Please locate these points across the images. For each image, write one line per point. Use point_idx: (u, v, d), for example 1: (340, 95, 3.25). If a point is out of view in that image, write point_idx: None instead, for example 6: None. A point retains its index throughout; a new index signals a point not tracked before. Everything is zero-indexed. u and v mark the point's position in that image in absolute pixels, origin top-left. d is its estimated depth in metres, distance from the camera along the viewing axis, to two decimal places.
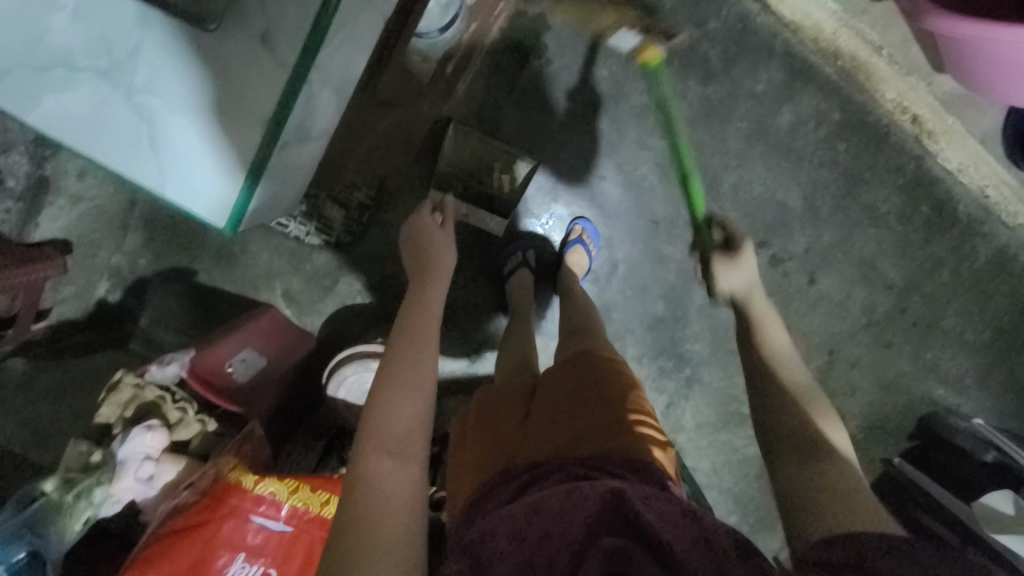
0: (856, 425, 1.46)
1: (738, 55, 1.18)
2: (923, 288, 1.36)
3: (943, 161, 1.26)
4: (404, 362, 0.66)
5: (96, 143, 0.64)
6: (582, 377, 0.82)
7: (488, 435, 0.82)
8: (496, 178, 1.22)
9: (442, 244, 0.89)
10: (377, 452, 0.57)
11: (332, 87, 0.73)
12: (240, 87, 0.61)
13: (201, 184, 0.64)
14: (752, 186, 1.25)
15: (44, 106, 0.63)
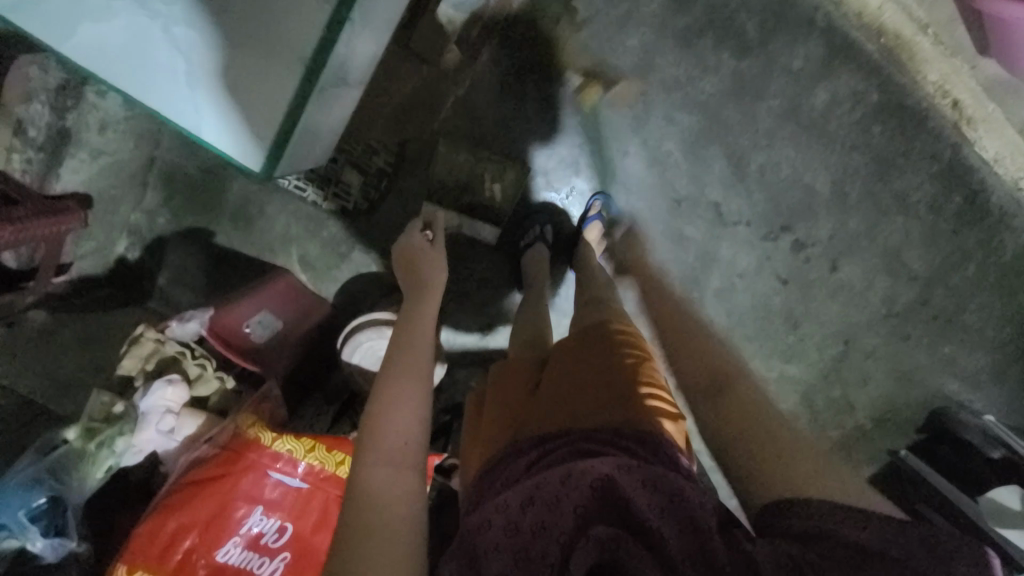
0: (866, 415, 1.46)
1: (775, 30, 1.14)
2: (947, 281, 1.33)
3: (980, 150, 1.21)
4: (402, 366, 0.65)
5: (128, 72, 0.65)
6: (592, 357, 0.80)
7: (494, 416, 0.81)
8: (486, 188, 1.21)
9: (432, 256, 0.91)
10: (375, 455, 0.55)
11: (373, 38, 0.68)
12: (284, 23, 0.59)
13: (239, 127, 0.66)
14: (780, 168, 1.22)
15: (78, 36, 0.64)
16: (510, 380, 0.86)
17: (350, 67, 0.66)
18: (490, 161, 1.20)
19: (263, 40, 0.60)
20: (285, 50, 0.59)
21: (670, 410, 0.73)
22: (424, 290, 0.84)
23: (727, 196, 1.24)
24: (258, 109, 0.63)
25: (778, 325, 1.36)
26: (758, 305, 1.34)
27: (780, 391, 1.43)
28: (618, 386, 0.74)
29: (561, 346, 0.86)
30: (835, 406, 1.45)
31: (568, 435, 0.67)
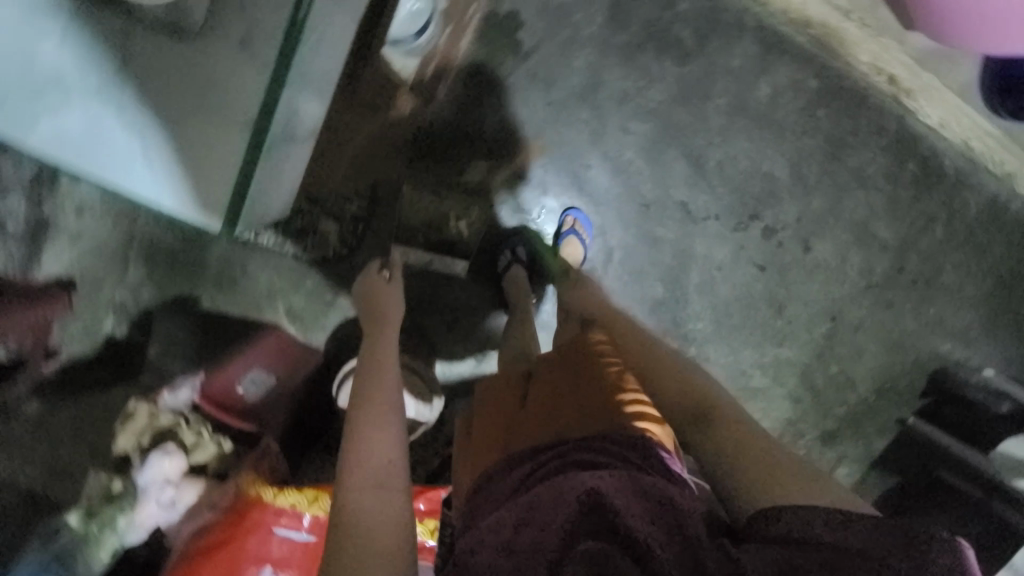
0: (868, 388, 1.51)
1: (709, 35, 1.19)
2: (920, 246, 1.37)
3: (924, 117, 1.27)
4: (372, 398, 0.66)
5: (90, 161, 0.57)
6: (574, 366, 0.82)
7: (483, 432, 0.83)
8: (452, 228, 1.27)
9: (391, 292, 0.93)
10: (356, 484, 0.55)
11: (313, 86, 0.67)
12: (227, 84, 0.55)
13: (194, 188, 0.56)
14: (737, 162, 1.26)
15: (40, 129, 0.57)
16: (497, 393, 0.88)
17: (295, 116, 0.65)
18: (458, 194, 1.26)
19: (207, 105, 0.56)
20: (230, 111, 0.55)
21: (653, 412, 0.74)
22: (392, 326, 0.87)
23: (693, 195, 1.28)
24: (205, 177, 0.56)
25: (764, 310, 1.40)
26: (741, 294, 1.38)
27: (779, 374, 1.47)
28: (603, 394, 0.75)
29: (545, 357, 0.88)
30: (834, 381, 1.50)
31: (559, 445, 0.69)
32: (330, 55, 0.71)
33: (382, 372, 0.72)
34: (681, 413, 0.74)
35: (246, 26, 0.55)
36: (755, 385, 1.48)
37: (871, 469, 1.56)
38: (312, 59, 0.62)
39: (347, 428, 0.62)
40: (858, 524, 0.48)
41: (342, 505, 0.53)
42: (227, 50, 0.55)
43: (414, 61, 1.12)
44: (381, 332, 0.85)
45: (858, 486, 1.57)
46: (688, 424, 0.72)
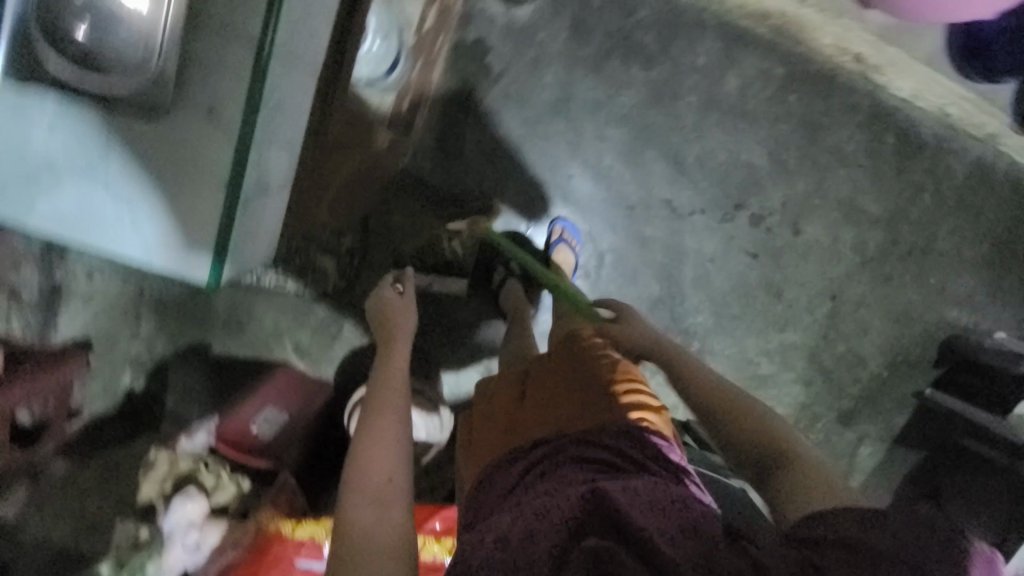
0: (879, 363, 1.50)
1: (672, 35, 1.20)
2: (910, 216, 1.37)
3: (896, 91, 1.27)
4: (377, 415, 0.71)
5: (87, 233, 0.62)
6: (571, 363, 0.84)
7: (484, 429, 0.86)
8: (446, 247, 1.29)
9: (404, 307, 0.97)
10: (360, 500, 0.59)
11: (283, 135, 0.71)
12: (197, 150, 0.59)
13: (182, 248, 0.61)
14: (715, 155, 1.28)
15: (39, 210, 0.61)
16: (497, 391, 0.90)
17: (269, 165, 0.69)
18: (445, 216, 1.29)
19: (184, 171, 0.60)
20: (205, 173, 0.59)
21: (652, 404, 0.78)
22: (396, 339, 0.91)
23: (676, 192, 1.30)
24: (195, 232, 0.60)
25: (761, 297, 1.40)
26: (737, 284, 1.38)
27: (787, 359, 1.47)
28: (600, 391, 0.78)
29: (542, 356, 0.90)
30: (844, 361, 1.49)
31: (556, 440, 0.71)
32: (295, 101, 0.74)
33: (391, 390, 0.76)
34: (755, 454, 0.73)
35: (211, 96, 0.59)
36: (764, 373, 1.47)
37: (895, 446, 1.56)
38: (277, 112, 0.66)
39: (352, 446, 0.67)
40: (895, 521, 0.53)
41: (348, 519, 0.57)
42: (197, 117, 0.59)
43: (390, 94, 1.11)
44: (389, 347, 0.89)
45: (883, 462, 1.57)
46: (750, 448, 0.74)
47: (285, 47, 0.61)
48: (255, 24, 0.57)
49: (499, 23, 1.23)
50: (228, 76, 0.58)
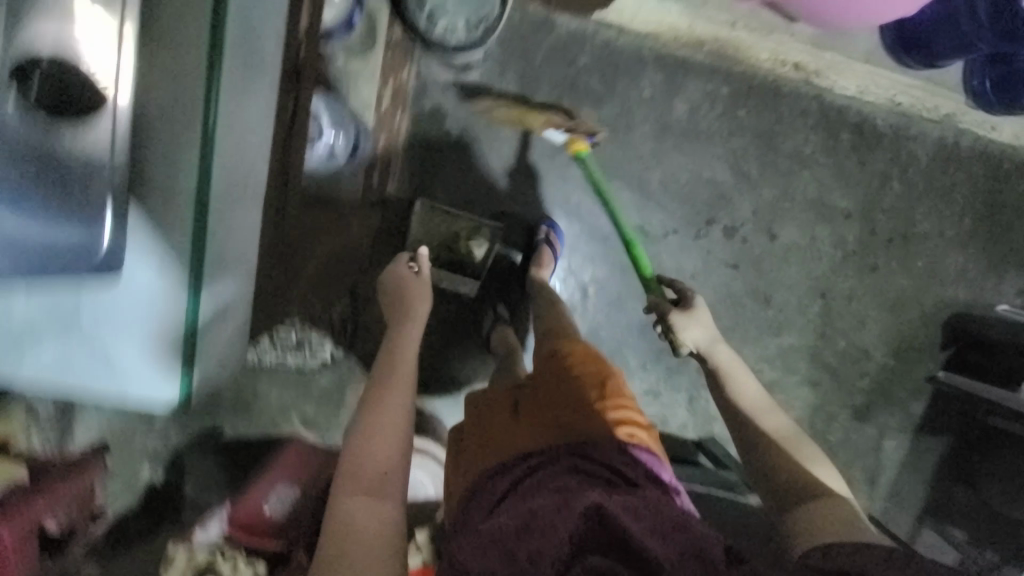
0: (885, 353, 1.48)
1: (614, 74, 1.24)
2: (883, 204, 1.38)
3: (842, 90, 1.30)
4: (381, 405, 0.84)
5: (67, 382, 0.70)
6: (565, 383, 0.89)
7: (476, 442, 0.90)
8: (464, 245, 1.28)
9: (418, 289, 1.07)
10: (352, 491, 0.72)
11: (238, 252, 0.79)
12: (157, 300, 0.68)
13: (151, 382, 0.71)
14: (678, 177, 1.32)
15: (25, 365, 0.68)
16: (490, 402, 0.95)
17: (223, 284, 0.76)
18: (461, 217, 1.27)
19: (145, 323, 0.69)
20: (164, 317, 0.69)
21: (641, 423, 0.86)
22: (408, 324, 1.01)
23: (646, 216, 1.33)
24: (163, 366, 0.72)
25: (750, 305, 1.41)
26: (723, 296, 1.40)
27: (789, 363, 1.46)
28: (593, 413, 0.83)
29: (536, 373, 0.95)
30: (848, 356, 1.47)
31: (549, 451, 0.78)
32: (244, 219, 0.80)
33: (400, 382, 0.88)
34: (789, 490, 0.85)
35: (155, 253, 0.67)
36: (768, 379, 1.46)
37: (920, 435, 1.52)
38: (222, 245, 0.74)
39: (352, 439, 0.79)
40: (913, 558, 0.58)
41: (336, 508, 0.70)
42: (147, 274, 0.67)
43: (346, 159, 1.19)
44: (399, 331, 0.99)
45: (911, 453, 1.53)
46: (781, 480, 0.86)
47: (214, 187, 0.68)
48: (182, 176, 0.65)
49: (449, 86, 1.26)
50: (168, 230, 0.66)
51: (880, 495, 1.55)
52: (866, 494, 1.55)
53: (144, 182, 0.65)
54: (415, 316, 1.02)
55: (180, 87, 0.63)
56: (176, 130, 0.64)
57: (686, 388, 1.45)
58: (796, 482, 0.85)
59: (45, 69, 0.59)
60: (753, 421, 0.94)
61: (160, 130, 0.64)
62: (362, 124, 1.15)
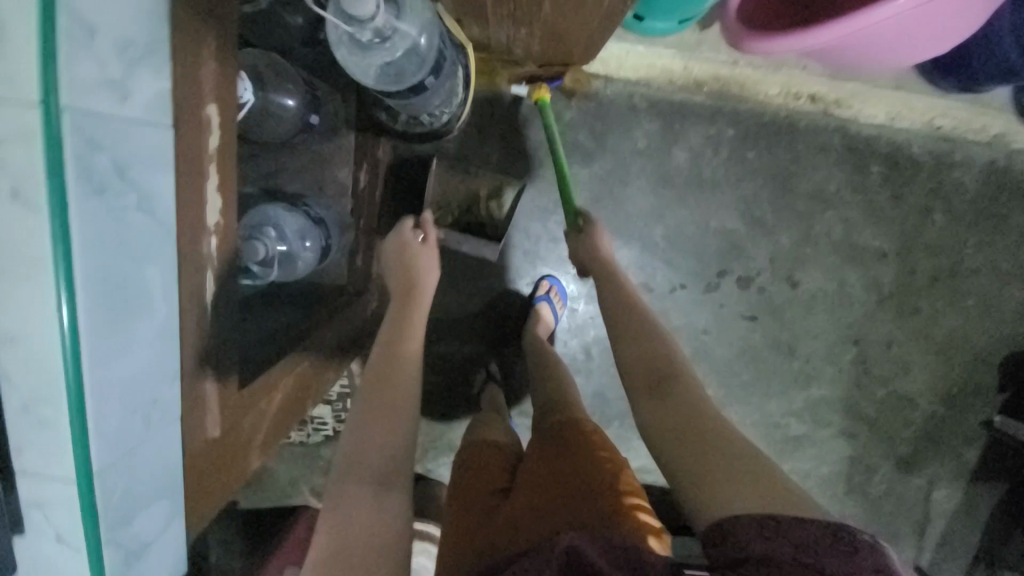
0: (933, 401, 1.32)
1: (605, 129, 1.16)
2: (922, 241, 1.23)
3: (868, 119, 1.16)
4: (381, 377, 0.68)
5: None
6: (577, 440, 0.76)
7: (461, 525, 0.72)
8: (484, 207, 1.15)
9: (422, 257, 0.87)
10: (355, 481, 0.58)
11: (146, 501, 0.49)
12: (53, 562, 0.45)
13: None
14: (684, 230, 1.21)
15: None
16: (481, 470, 0.81)
17: (142, 534, 0.49)
18: (483, 176, 1.15)
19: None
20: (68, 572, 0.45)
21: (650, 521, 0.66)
22: (418, 296, 0.82)
23: (650, 273, 1.23)
24: None
25: (774, 358, 1.29)
26: (741, 349, 1.28)
27: (820, 416, 1.32)
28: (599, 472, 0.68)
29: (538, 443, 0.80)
30: (889, 405, 1.32)
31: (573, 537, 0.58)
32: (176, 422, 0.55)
33: (407, 351, 0.73)
34: (645, 379, 0.67)
35: (52, 525, 0.44)
36: (796, 434, 1.33)
37: (977, 486, 1.37)
38: (124, 491, 0.46)
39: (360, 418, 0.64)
40: (797, 528, 0.47)
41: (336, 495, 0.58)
42: (47, 547, 0.45)
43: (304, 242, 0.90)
44: (410, 307, 0.81)
45: (966, 506, 1.37)
46: (636, 370, 0.69)
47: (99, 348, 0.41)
48: (63, 433, 0.41)
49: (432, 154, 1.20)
50: (54, 487, 0.42)
51: (931, 551, 1.40)
52: (915, 549, 1.40)
53: (24, 435, 0.41)
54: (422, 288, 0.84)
55: (28, 256, 0.37)
56: (44, 355, 0.38)
57: None
58: (657, 368, 0.67)
59: None
60: (612, 304, 0.78)
61: (25, 333, 0.39)
62: (314, 208, 0.94)
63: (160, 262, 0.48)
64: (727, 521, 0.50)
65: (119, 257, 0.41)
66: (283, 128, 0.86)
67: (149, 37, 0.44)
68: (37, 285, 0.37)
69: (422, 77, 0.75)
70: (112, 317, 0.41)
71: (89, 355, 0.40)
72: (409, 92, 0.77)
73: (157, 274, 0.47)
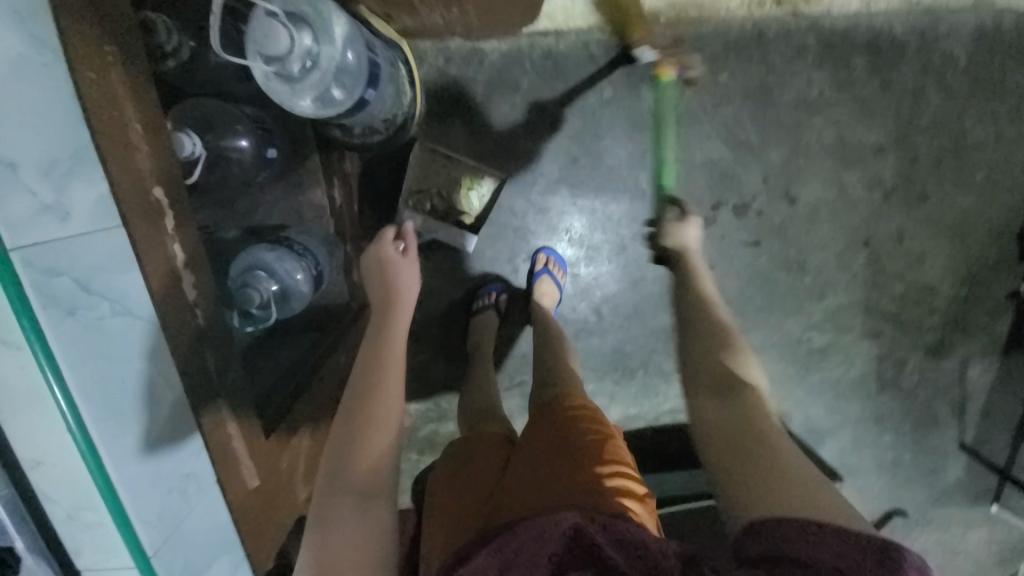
0: (954, 284, 1.30)
1: (567, 86, 1.11)
2: (920, 124, 1.18)
3: (843, 8, 1.09)
4: (366, 390, 0.65)
5: None
6: (575, 426, 0.76)
7: (466, 500, 0.74)
8: (464, 195, 1.12)
9: (406, 270, 0.81)
10: (339, 495, 0.57)
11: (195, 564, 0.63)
12: None
13: None
14: (670, 170, 1.17)
15: None
16: (475, 455, 0.83)
17: None
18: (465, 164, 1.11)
19: None
20: None
21: (634, 490, 0.68)
22: (395, 309, 0.77)
23: (643, 222, 1.20)
24: None
25: (785, 278, 1.27)
26: (750, 275, 1.26)
27: (840, 323, 1.31)
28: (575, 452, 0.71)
29: (531, 425, 0.81)
30: (910, 298, 1.30)
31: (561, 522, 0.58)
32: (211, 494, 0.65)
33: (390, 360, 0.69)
34: (715, 390, 0.70)
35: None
36: (820, 345, 1.33)
37: (1012, 357, 1.36)
38: (177, 553, 0.60)
39: (341, 433, 0.62)
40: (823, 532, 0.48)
41: (321, 509, 0.56)
42: None
43: (298, 276, 0.89)
44: (388, 318, 0.76)
45: (1000, 377, 1.37)
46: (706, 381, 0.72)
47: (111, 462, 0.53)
48: (107, 524, 0.54)
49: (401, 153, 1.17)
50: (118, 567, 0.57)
51: (971, 425, 1.42)
52: (956, 427, 1.42)
53: (80, 537, 0.56)
54: (404, 300, 0.79)
55: (41, 413, 0.50)
56: (75, 477, 0.52)
57: None
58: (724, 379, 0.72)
59: None
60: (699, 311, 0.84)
61: (53, 466, 0.52)
62: (296, 240, 0.93)
63: (158, 361, 0.56)
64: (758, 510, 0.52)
65: (107, 386, 0.52)
66: (244, 168, 0.85)
67: (70, 143, 0.48)
68: (54, 427, 0.50)
69: (362, 91, 0.77)
70: (123, 435, 0.54)
71: (110, 464, 0.53)
72: (354, 112, 0.79)
73: (158, 371, 0.56)
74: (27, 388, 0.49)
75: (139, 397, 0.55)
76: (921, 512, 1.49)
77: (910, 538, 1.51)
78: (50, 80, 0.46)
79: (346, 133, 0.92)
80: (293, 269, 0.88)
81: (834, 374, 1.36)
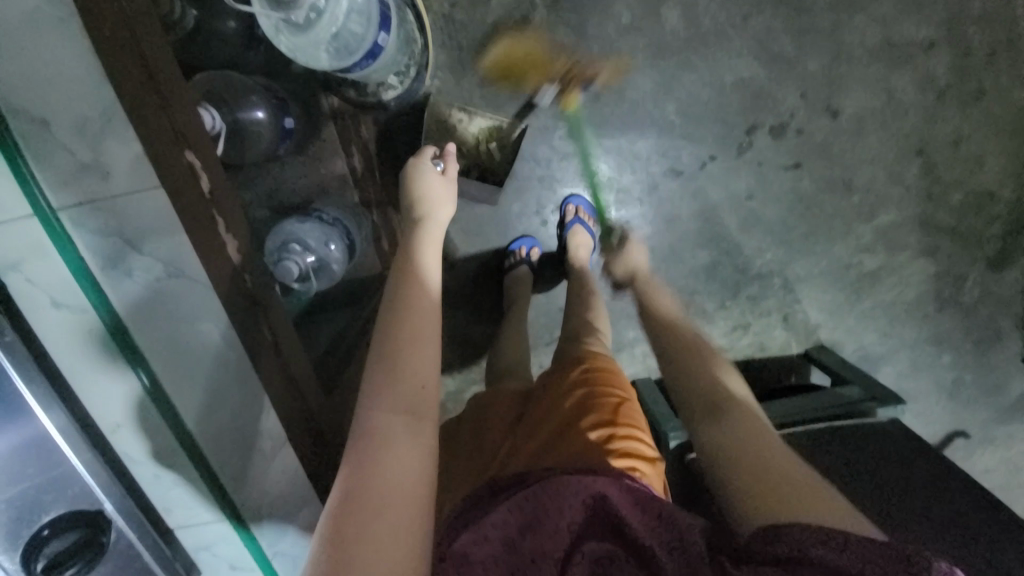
0: (1018, 187, 1.20)
1: (580, 20, 1.05)
2: (973, 12, 1.07)
3: None
4: (411, 304, 0.59)
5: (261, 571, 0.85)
6: (592, 382, 0.77)
7: (481, 454, 0.76)
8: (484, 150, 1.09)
9: (444, 195, 0.76)
10: (390, 407, 0.52)
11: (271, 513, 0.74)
12: (233, 551, 0.76)
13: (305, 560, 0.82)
14: (698, 96, 1.10)
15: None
16: (491, 408, 0.83)
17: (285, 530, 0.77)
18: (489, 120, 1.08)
19: (246, 559, 0.78)
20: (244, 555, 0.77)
21: (642, 453, 0.70)
22: (431, 229, 0.71)
23: (674, 156, 1.14)
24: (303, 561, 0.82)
25: (829, 201, 1.19)
26: (790, 201, 1.19)
27: (893, 243, 1.24)
28: (592, 408, 0.72)
29: (546, 376, 0.83)
30: (968, 208, 1.21)
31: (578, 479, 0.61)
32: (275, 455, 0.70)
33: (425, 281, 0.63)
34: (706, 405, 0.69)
35: (223, 556, 0.77)
36: (870, 269, 1.26)
37: None
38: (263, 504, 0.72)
39: (384, 343, 0.56)
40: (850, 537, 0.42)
41: (368, 421, 0.51)
42: (223, 568, 0.78)
43: (326, 240, 0.88)
44: (427, 236, 0.70)
45: None
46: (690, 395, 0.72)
47: (180, 394, 0.63)
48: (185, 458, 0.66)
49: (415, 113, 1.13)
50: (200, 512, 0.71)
51: None
52: (1021, 341, 1.34)
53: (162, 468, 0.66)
54: (440, 225, 0.73)
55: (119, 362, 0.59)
56: (152, 416, 0.63)
57: (776, 311, 1.29)
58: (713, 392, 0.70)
59: (47, 533, 0.57)
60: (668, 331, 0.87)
61: (135, 406, 0.62)
62: (325, 211, 0.92)
63: (209, 317, 0.58)
64: (766, 519, 0.49)
65: (166, 334, 0.59)
66: (264, 140, 0.84)
67: (97, 101, 0.47)
68: (135, 387, 0.61)
69: (375, 36, 0.72)
70: (197, 392, 0.62)
71: (184, 413, 0.63)
72: (369, 61, 0.75)
73: (214, 327, 0.59)
74: (110, 356, 0.59)
75: (207, 352, 0.60)
76: (984, 432, 1.43)
77: (974, 459, 1.45)
78: (68, 38, 0.44)
79: (358, 90, 0.89)
80: (320, 234, 0.88)
81: (886, 297, 1.29)
